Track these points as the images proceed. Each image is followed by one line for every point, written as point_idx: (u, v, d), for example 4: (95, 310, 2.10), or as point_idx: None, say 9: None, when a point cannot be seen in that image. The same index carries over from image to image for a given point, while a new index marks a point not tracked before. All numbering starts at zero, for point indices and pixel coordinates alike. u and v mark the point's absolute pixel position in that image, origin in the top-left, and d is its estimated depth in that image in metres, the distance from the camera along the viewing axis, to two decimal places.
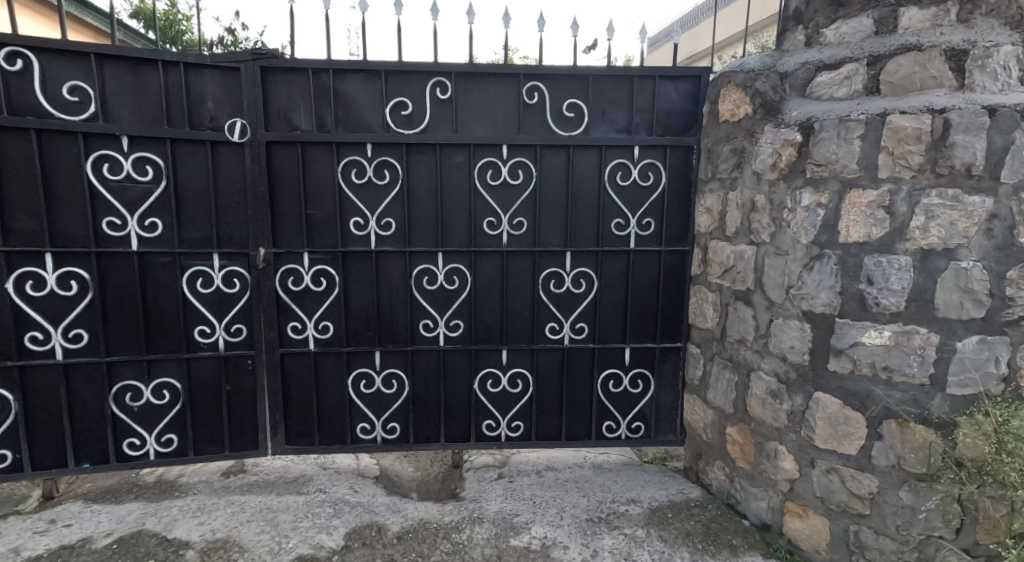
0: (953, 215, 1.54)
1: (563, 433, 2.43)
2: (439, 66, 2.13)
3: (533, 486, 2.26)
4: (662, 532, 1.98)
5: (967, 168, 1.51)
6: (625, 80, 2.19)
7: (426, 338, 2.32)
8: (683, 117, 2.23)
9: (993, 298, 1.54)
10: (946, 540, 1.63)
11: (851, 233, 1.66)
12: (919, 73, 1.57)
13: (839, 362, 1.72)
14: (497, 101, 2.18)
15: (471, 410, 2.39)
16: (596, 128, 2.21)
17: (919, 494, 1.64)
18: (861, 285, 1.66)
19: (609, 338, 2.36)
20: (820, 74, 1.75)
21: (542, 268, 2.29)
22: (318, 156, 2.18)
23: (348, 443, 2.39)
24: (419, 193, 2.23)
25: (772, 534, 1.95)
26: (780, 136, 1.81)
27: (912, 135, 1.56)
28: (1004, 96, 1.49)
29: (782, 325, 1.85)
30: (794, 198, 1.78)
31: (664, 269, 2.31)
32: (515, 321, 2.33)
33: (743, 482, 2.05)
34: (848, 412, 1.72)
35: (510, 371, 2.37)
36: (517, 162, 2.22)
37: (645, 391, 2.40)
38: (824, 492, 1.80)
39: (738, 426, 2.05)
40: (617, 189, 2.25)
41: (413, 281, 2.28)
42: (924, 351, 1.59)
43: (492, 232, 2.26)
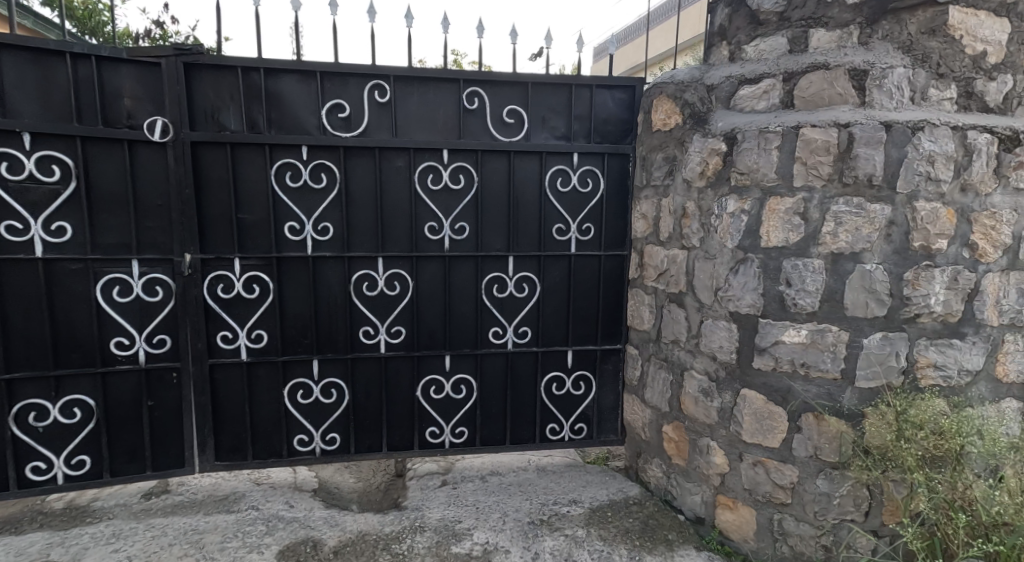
0: (858, 221, 1.68)
1: (508, 437, 2.45)
2: (377, 68, 2.11)
3: (477, 491, 2.26)
4: (602, 531, 2.03)
5: (869, 179, 1.66)
6: (564, 88, 2.25)
7: (367, 345, 2.28)
8: (619, 125, 2.31)
9: (894, 298, 1.70)
10: (856, 523, 1.78)
11: (772, 237, 1.78)
12: (827, 90, 1.72)
13: (763, 360, 1.84)
14: (437, 105, 2.18)
15: (414, 417, 2.36)
16: (536, 135, 2.26)
17: (834, 482, 1.78)
18: (781, 286, 1.78)
19: (551, 341, 2.40)
20: (742, 88, 1.88)
21: (485, 273, 2.30)
22: (250, 157, 2.10)
23: (285, 457, 2.30)
24: (358, 197, 2.19)
25: (705, 527, 2.05)
26: (707, 145, 1.92)
27: (821, 147, 1.69)
28: (898, 113, 1.66)
29: (711, 326, 1.96)
30: (720, 204, 1.89)
31: (603, 272, 2.38)
32: (459, 326, 2.33)
33: (679, 478, 2.14)
34: (771, 407, 1.84)
35: (454, 377, 2.36)
36: (458, 166, 2.22)
37: (587, 392, 2.46)
38: (751, 484, 1.91)
39: (673, 424, 2.14)
40: (558, 194, 2.30)
41: (353, 287, 2.23)
42: (836, 348, 1.74)
43: (433, 237, 2.25)
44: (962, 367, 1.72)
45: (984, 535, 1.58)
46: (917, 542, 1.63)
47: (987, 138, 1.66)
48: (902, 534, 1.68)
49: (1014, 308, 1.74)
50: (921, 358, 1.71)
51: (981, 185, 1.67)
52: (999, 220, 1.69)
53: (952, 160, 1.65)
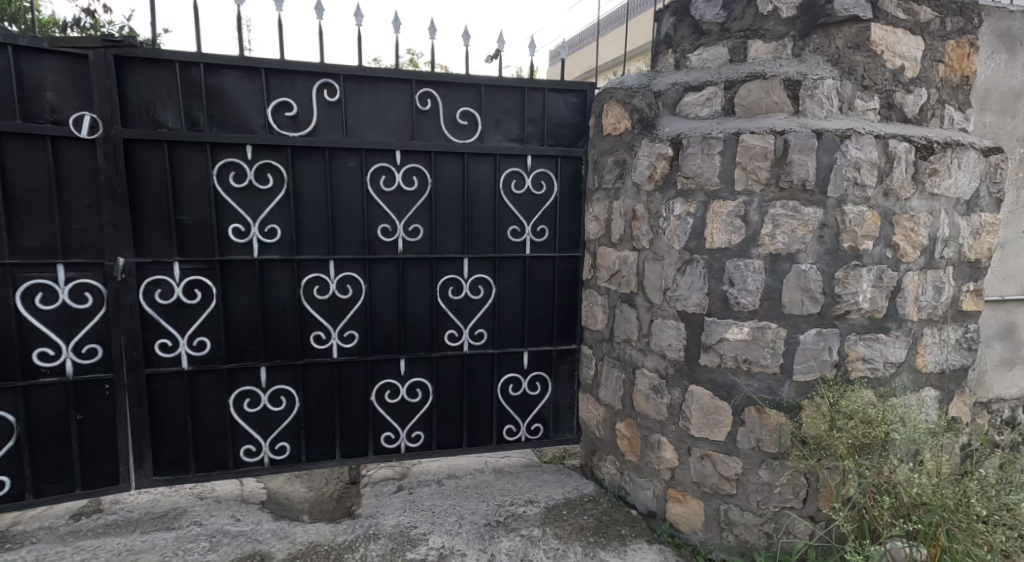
0: (793, 223, 1.78)
1: (465, 440, 2.44)
2: (327, 67, 2.06)
3: (433, 495, 2.24)
4: (557, 529, 2.05)
5: (803, 183, 1.76)
6: (517, 91, 2.27)
7: (318, 350, 2.21)
8: (572, 129, 2.35)
9: (826, 295, 1.81)
10: (795, 510, 1.89)
11: (716, 239, 1.86)
12: (765, 98, 1.81)
13: (709, 357, 1.91)
14: (389, 106, 2.15)
15: (368, 422, 2.32)
16: (490, 137, 2.26)
17: (775, 471, 1.87)
18: (724, 286, 1.86)
19: (507, 342, 2.41)
20: (687, 94, 1.95)
21: (440, 275, 2.29)
22: (190, 156, 2.01)
23: (231, 469, 2.21)
24: (308, 199, 2.13)
25: (657, 521, 2.11)
26: (655, 150, 1.97)
27: (760, 152, 1.77)
28: (828, 122, 1.77)
29: (660, 325, 2.02)
30: (668, 207, 1.96)
31: (558, 274, 2.41)
32: (414, 329, 2.30)
33: (631, 474, 2.19)
34: (717, 402, 1.92)
35: (409, 381, 2.33)
36: (411, 168, 2.20)
37: (543, 393, 2.48)
38: (699, 477, 1.98)
39: (626, 421, 2.20)
40: (512, 196, 2.31)
41: (303, 291, 2.16)
42: (775, 344, 1.83)
43: (387, 239, 2.21)
44: (887, 360, 1.86)
45: (905, 515, 1.73)
46: (847, 527, 1.73)
47: (906, 146, 1.79)
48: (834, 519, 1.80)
49: (931, 304, 1.89)
50: (851, 352, 1.84)
51: (901, 190, 1.80)
52: (917, 222, 1.83)
53: (876, 166, 1.77)
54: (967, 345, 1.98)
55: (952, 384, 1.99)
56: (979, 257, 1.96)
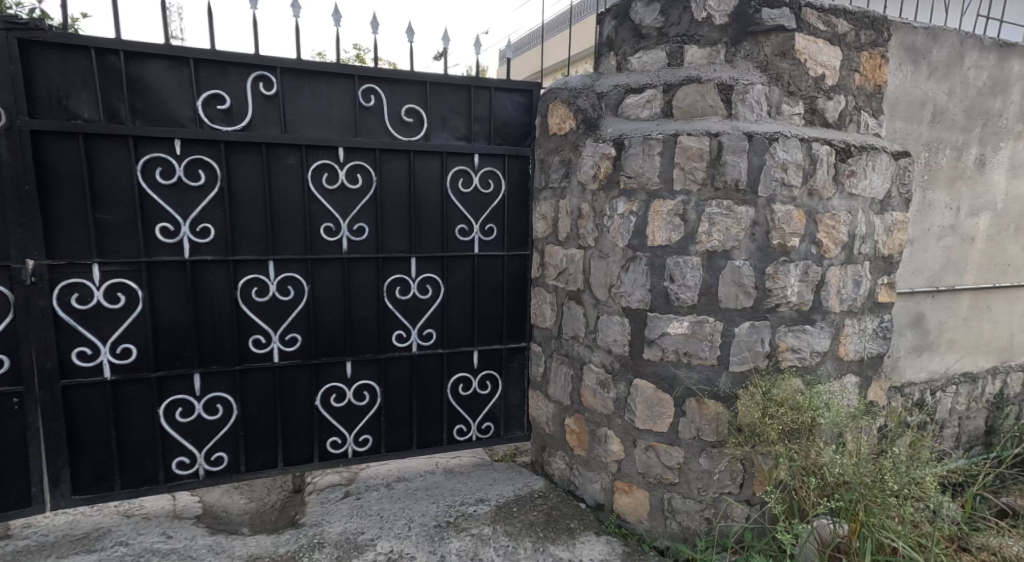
0: (728, 221, 1.87)
1: (415, 442, 2.40)
2: (262, 59, 1.97)
3: (382, 499, 2.19)
4: (507, 526, 2.06)
5: (736, 184, 1.85)
6: (463, 89, 2.25)
7: (258, 355, 2.12)
8: (519, 128, 2.35)
9: (758, 290, 1.90)
10: (732, 494, 1.99)
11: (657, 237, 1.91)
12: (700, 101, 1.89)
13: (652, 351, 1.97)
14: (331, 102, 2.08)
15: (313, 427, 2.24)
16: (436, 135, 2.24)
17: (714, 459, 1.97)
18: (665, 282, 1.92)
19: (457, 341, 2.40)
20: (628, 96, 2.00)
21: (387, 275, 2.24)
22: (110, 150, 1.87)
23: (162, 483, 2.08)
24: (244, 197, 2.03)
25: (605, 512, 2.17)
26: (599, 150, 2.01)
27: (696, 153, 1.84)
28: (758, 125, 1.87)
29: (606, 321, 2.06)
30: (611, 206, 2.00)
31: (507, 272, 2.42)
32: (361, 331, 2.25)
33: (580, 468, 2.24)
34: (660, 395, 1.98)
35: (356, 384, 2.27)
36: (355, 165, 2.14)
37: (493, 391, 2.48)
38: (644, 467, 2.04)
39: (575, 416, 2.23)
40: (460, 195, 2.30)
41: (240, 293, 2.06)
42: (713, 337, 1.92)
43: (330, 239, 2.15)
44: (813, 349, 1.99)
45: (828, 494, 1.87)
46: (777, 505, 1.86)
47: (827, 149, 1.91)
48: (767, 501, 1.94)
49: (851, 297, 2.04)
50: (781, 343, 1.95)
51: (824, 190, 1.93)
52: (838, 221, 1.96)
53: (801, 168, 1.88)
54: (882, 334, 2.14)
55: (870, 370, 2.15)
56: (892, 253, 2.12)
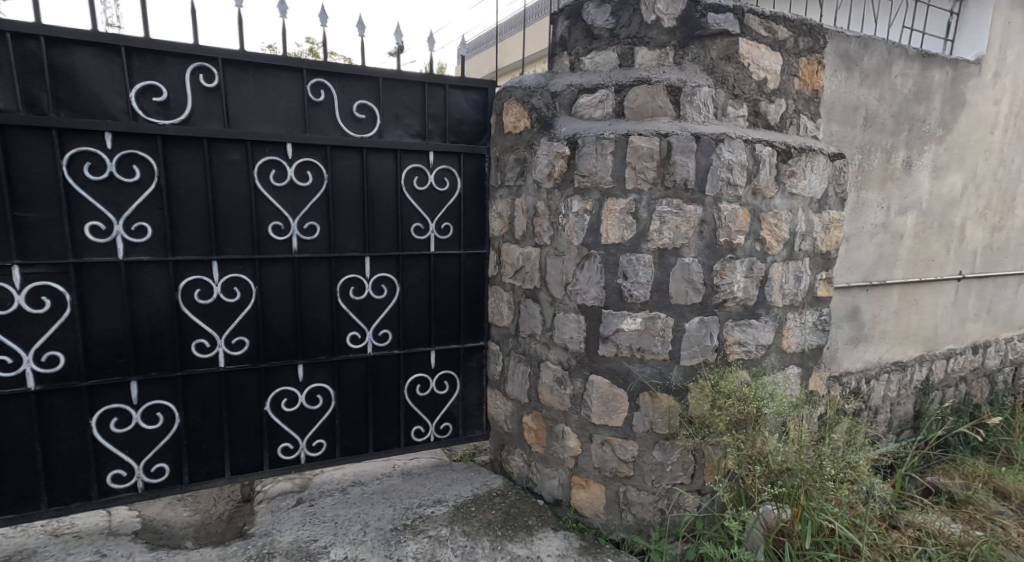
0: (678, 220, 1.91)
1: (371, 445, 2.35)
2: (202, 49, 1.88)
3: (337, 505, 2.13)
4: (465, 526, 2.04)
5: (685, 183, 1.90)
6: (417, 86, 2.21)
7: (202, 360, 2.02)
8: (474, 126, 2.34)
9: (707, 286, 1.97)
10: (684, 485, 2.05)
11: (611, 235, 1.94)
12: (651, 102, 1.93)
13: (607, 348, 2.00)
14: (277, 96, 2.01)
15: (263, 434, 2.16)
16: (390, 132, 2.19)
17: (667, 451, 2.02)
18: (619, 279, 1.95)
19: (413, 342, 2.36)
20: (581, 96, 2.02)
21: (340, 275, 2.18)
22: (31, 144, 1.73)
23: (95, 498, 1.95)
24: (184, 194, 1.93)
25: (562, 508, 2.18)
26: (553, 149, 2.03)
27: (647, 153, 1.88)
28: (706, 127, 1.93)
29: (562, 319, 2.08)
30: (566, 204, 2.01)
31: (464, 271, 2.40)
32: (313, 333, 2.18)
33: (538, 465, 2.25)
34: (615, 390, 2.01)
35: (309, 388, 2.20)
36: (305, 162, 2.07)
37: (451, 391, 2.46)
38: (600, 462, 2.07)
39: (532, 414, 2.24)
40: (415, 193, 2.26)
41: (181, 295, 1.96)
42: (664, 332, 1.96)
43: (279, 238, 2.07)
44: (758, 342, 2.07)
45: (772, 480, 1.92)
46: (725, 493, 1.95)
47: (769, 150, 1.99)
48: (716, 490, 2.00)
49: (793, 291, 2.13)
50: (729, 337, 2.02)
51: (766, 190, 2.01)
52: (780, 219, 2.05)
53: (745, 168, 1.95)
54: (822, 327, 2.25)
55: (812, 361, 2.26)
56: (829, 249, 2.23)
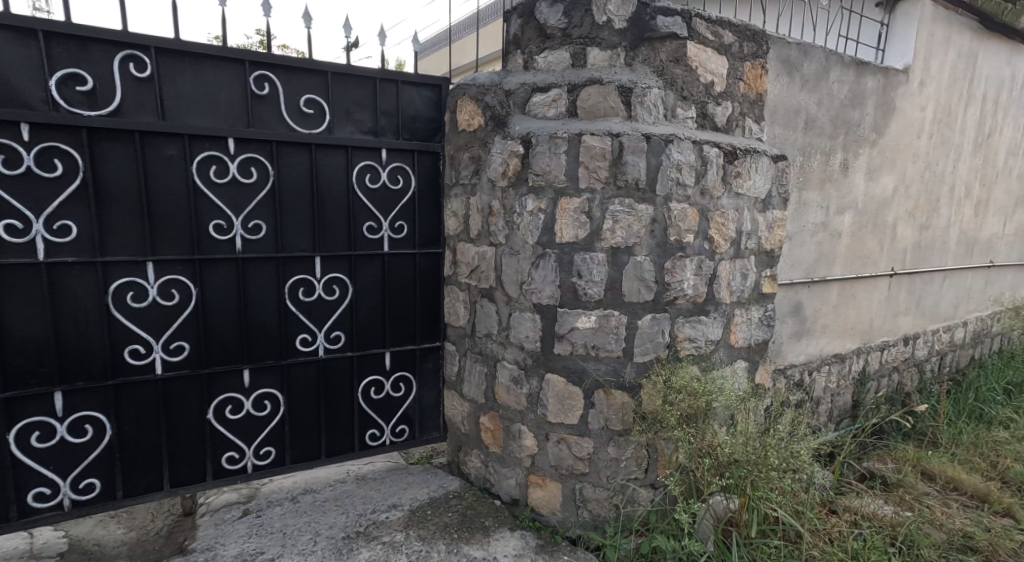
0: (630, 219, 1.94)
1: (323, 451, 2.27)
2: (133, 37, 1.76)
3: (286, 515, 2.05)
4: (420, 531, 2.00)
5: (636, 182, 1.93)
6: (368, 82, 2.15)
7: (136, 367, 1.90)
8: (428, 124, 2.30)
9: (658, 284, 2.00)
10: (638, 479, 2.09)
11: (565, 234, 1.94)
12: (603, 102, 1.94)
13: (562, 346, 2.00)
14: (218, 88, 1.91)
15: (206, 443, 2.05)
16: (340, 128, 2.12)
17: (621, 447, 2.05)
18: (573, 278, 1.96)
19: (367, 344, 2.30)
20: (535, 95, 2.01)
21: (288, 276, 2.09)
22: None
23: (15, 520, 1.80)
24: (114, 191, 1.81)
25: (519, 507, 2.18)
26: (507, 148, 2.01)
27: (599, 153, 1.90)
28: (656, 127, 1.96)
29: (518, 318, 2.07)
30: (520, 203, 2.00)
31: (419, 271, 2.35)
32: (260, 336, 2.08)
33: (495, 465, 2.23)
34: (571, 388, 2.02)
35: (256, 394, 2.11)
36: (249, 158, 1.98)
37: (407, 394, 2.41)
38: (557, 460, 2.08)
39: (489, 414, 2.22)
40: (367, 191, 2.20)
41: (112, 298, 1.83)
42: (618, 330, 1.99)
43: (221, 237, 1.97)
44: (707, 338, 2.13)
45: (721, 472, 1.99)
46: (676, 487, 1.99)
47: (716, 151, 2.05)
48: (668, 484, 2.04)
49: (740, 288, 2.20)
50: (680, 333, 2.07)
51: (714, 190, 2.06)
52: (727, 218, 2.11)
53: (694, 169, 2.00)
54: (767, 322, 2.33)
55: (758, 355, 2.34)
56: (773, 247, 2.32)
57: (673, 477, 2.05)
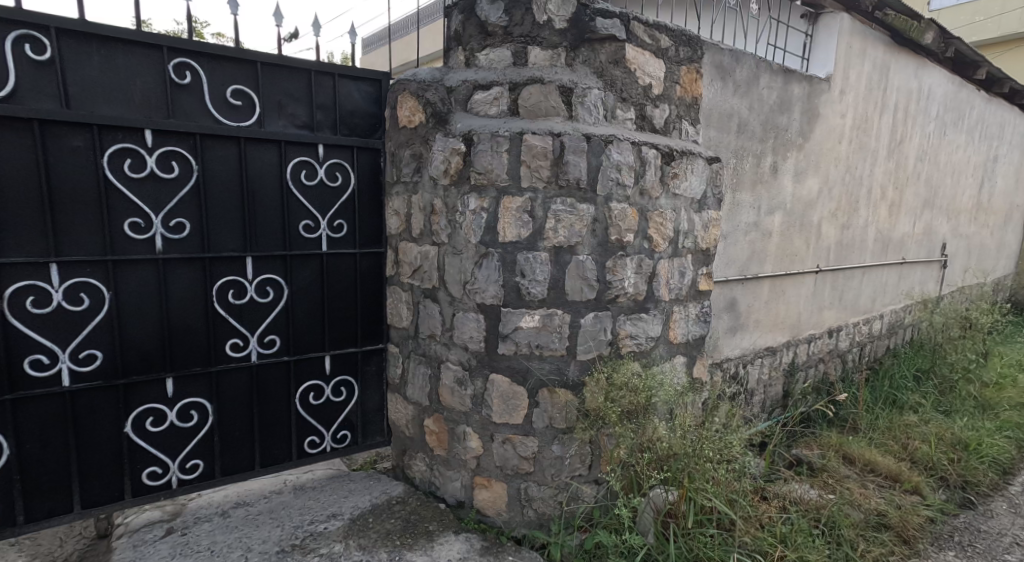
0: (572, 218, 1.95)
1: (257, 461, 2.15)
2: (29, 16, 1.60)
3: (215, 531, 1.93)
4: (361, 540, 1.93)
5: (577, 182, 1.94)
6: (302, 73, 2.05)
7: (39, 379, 1.73)
8: (367, 119, 2.22)
9: (600, 283, 2.03)
10: (582, 476, 2.11)
11: (507, 233, 1.93)
12: (544, 102, 1.94)
13: (506, 346, 1.99)
14: (132, 75, 1.76)
15: (123, 458, 1.90)
16: (272, 121, 2.01)
17: (565, 445, 2.06)
18: (517, 278, 1.95)
19: (304, 348, 2.19)
20: (476, 93, 1.98)
21: (216, 277, 1.97)
22: None
23: None
24: (10, 185, 1.64)
25: (465, 510, 2.15)
26: (448, 145, 1.97)
27: (541, 152, 1.89)
28: (596, 128, 1.98)
29: (462, 319, 2.03)
30: (463, 202, 1.97)
31: (360, 271, 2.27)
32: (185, 342, 1.94)
33: (440, 468, 2.19)
34: (515, 388, 2.01)
35: (181, 404, 1.97)
36: (169, 151, 1.84)
37: (348, 398, 2.32)
38: (502, 460, 2.06)
39: (434, 416, 2.18)
40: (303, 187, 2.09)
41: (9, 304, 1.66)
42: (562, 329, 1.99)
43: (139, 236, 1.82)
44: (648, 336, 2.17)
45: (660, 466, 2.05)
46: (616, 483, 2.02)
47: (654, 152, 2.09)
48: (610, 480, 2.07)
49: (678, 286, 2.26)
50: (621, 331, 2.10)
51: (652, 190, 2.11)
52: (665, 218, 2.16)
53: (633, 169, 2.03)
54: (703, 318, 2.41)
55: (695, 350, 2.41)
56: (709, 246, 2.39)
57: (615, 473, 2.07)
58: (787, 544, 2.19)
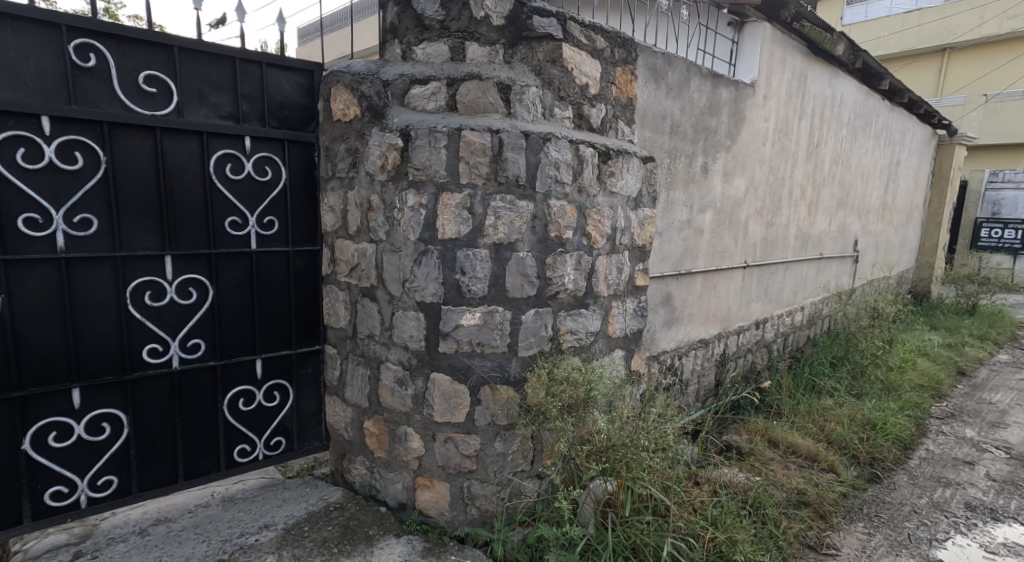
0: (511, 215, 1.95)
1: (181, 473, 2.02)
2: None
3: (131, 552, 1.79)
4: (295, 550, 1.86)
5: (516, 179, 1.94)
6: (225, 61, 1.94)
7: None
8: (299, 112, 2.13)
9: (540, 280, 2.04)
10: (525, 471, 2.12)
11: (446, 230, 1.90)
12: (482, 98, 1.93)
13: (447, 345, 1.96)
14: (25, 57, 1.61)
15: (22, 478, 1.73)
16: (192, 111, 1.89)
17: (507, 441, 2.07)
18: (457, 275, 1.93)
19: (232, 352, 2.08)
20: (413, 87, 1.94)
21: (130, 278, 1.83)
22: None
23: None
24: None
25: (406, 512, 2.11)
26: (385, 140, 1.93)
27: (479, 149, 1.88)
28: (534, 125, 1.99)
29: (401, 317, 1.99)
30: (400, 198, 1.93)
31: (293, 270, 2.18)
32: (94, 349, 1.80)
33: (381, 470, 2.14)
34: (456, 387, 1.99)
35: (91, 416, 1.82)
36: (72, 141, 1.69)
37: (282, 403, 2.22)
38: (444, 459, 2.04)
39: (374, 418, 2.12)
40: (228, 182, 1.98)
41: None
42: (503, 326, 1.99)
43: (37, 234, 1.67)
44: (587, 331, 2.21)
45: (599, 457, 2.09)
46: (556, 478, 2.05)
47: (591, 151, 2.12)
48: (551, 473, 2.09)
49: (615, 282, 2.31)
50: (561, 327, 2.12)
51: (590, 188, 2.14)
52: (603, 215, 2.20)
53: (570, 167, 2.06)
54: (640, 312, 2.48)
55: (632, 344, 2.47)
56: (644, 243, 2.46)
57: (556, 467, 2.10)
58: (717, 527, 2.29)
